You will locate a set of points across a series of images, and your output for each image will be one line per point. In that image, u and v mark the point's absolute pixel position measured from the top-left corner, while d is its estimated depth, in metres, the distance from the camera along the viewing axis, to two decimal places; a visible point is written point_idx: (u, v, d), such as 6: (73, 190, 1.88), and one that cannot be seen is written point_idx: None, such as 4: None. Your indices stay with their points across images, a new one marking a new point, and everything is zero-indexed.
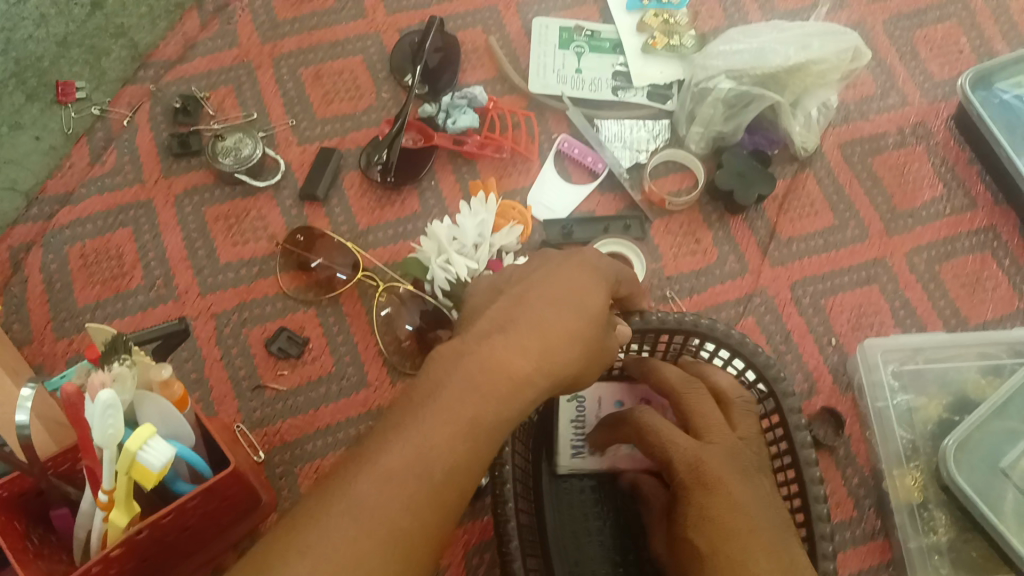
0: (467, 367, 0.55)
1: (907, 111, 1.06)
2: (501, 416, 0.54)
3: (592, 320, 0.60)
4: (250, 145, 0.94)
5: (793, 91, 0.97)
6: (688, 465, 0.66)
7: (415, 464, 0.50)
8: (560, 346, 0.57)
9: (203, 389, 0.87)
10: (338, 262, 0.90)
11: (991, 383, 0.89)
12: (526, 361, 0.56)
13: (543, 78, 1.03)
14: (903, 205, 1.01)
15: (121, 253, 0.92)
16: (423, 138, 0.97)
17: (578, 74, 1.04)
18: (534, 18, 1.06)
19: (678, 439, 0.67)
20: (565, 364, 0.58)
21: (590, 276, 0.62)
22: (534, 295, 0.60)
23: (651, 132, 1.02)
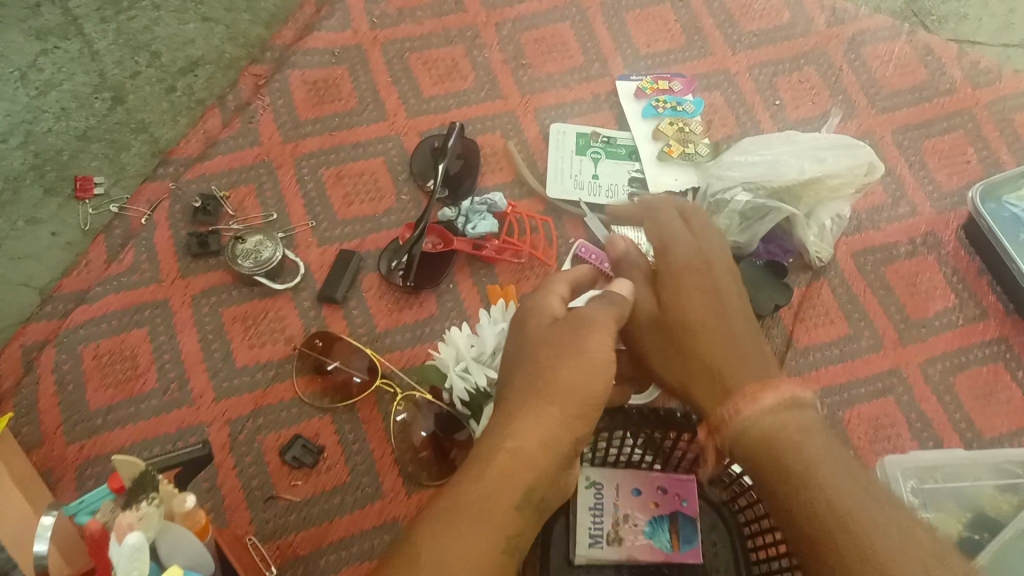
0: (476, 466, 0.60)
1: (917, 221, 1.08)
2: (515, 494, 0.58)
3: (559, 377, 0.65)
4: (270, 248, 0.94)
5: (807, 202, 0.99)
6: (690, 259, 0.77)
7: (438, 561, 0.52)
8: (547, 411, 0.64)
9: (215, 498, 0.86)
10: (355, 365, 0.90)
11: (1010, 501, 0.88)
12: (526, 440, 0.62)
13: (561, 184, 1.04)
14: (915, 315, 1.03)
15: (135, 354, 0.91)
16: (443, 242, 0.96)
17: (594, 180, 1.05)
18: (551, 124, 1.08)
19: (684, 240, 0.79)
20: (544, 436, 0.62)
21: (550, 332, 0.69)
22: (519, 376, 0.67)
23: None
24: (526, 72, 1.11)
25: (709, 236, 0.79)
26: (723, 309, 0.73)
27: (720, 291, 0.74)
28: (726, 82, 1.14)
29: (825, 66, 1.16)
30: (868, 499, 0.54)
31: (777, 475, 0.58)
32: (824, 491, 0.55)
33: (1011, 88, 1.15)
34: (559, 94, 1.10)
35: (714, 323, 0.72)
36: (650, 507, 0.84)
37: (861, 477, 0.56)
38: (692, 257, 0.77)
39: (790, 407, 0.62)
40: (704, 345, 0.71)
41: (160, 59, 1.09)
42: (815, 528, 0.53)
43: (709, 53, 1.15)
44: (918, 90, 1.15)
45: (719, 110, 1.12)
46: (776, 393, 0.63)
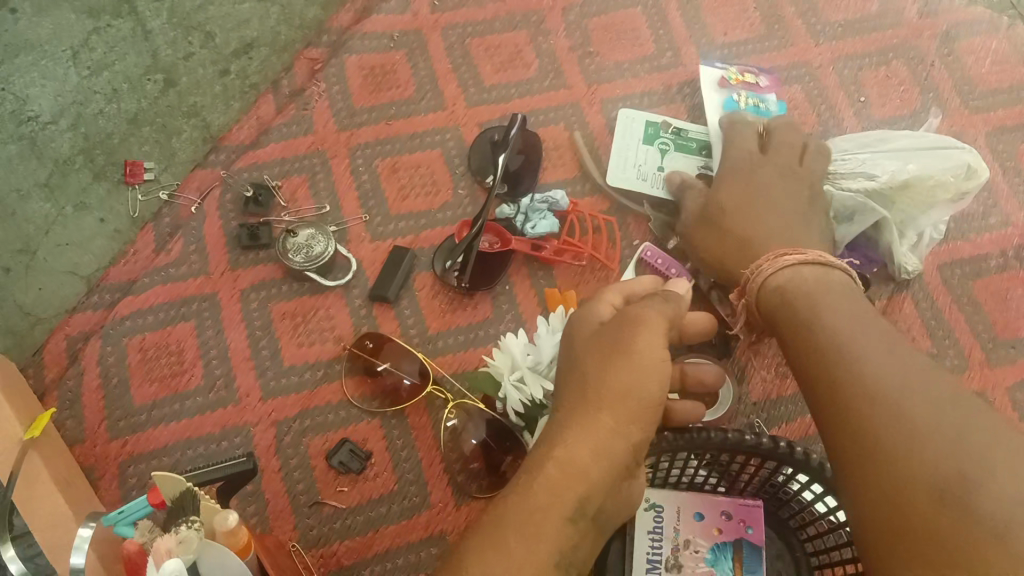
0: (527, 478, 0.58)
1: (1011, 232, 1.00)
2: (566, 507, 0.56)
3: (603, 380, 0.61)
4: (322, 242, 0.90)
5: (900, 209, 0.92)
6: (739, 172, 0.91)
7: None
8: (599, 418, 0.60)
9: (259, 503, 0.83)
10: (406, 368, 0.86)
11: None
12: (579, 450, 0.59)
13: (624, 173, 0.98)
14: (1006, 334, 0.96)
15: (181, 349, 0.88)
16: (500, 242, 0.91)
17: (660, 171, 0.98)
18: (618, 111, 1.02)
19: (743, 155, 0.92)
20: (589, 443, 0.59)
21: (601, 335, 0.65)
22: (571, 385, 0.64)
23: None
24: (593, 61, 1.05)
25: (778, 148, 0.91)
26: (773, 206, 0.87)
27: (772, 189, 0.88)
28: (807, 75, 1.07)
29: (915, 60, 1.08)
30: (904, 369, 0.57)
31: (812, 354, 0.65)
32: (843, 350, 0.62)
33: None
34: (628, 86, 1.04)
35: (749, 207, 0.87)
36: (714, 534, 0.78)
37: (903, 354, 0.60)
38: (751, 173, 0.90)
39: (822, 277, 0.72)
40: (756, 227, 0.85)
41: (214, 41, 1.05)
42: (845, 400, 0.58)
43: (790, 44, 1.08)
44: (1017, 89, 1.07)
45: (799, 106, 1.05)
46: (799, 259, 0.74)
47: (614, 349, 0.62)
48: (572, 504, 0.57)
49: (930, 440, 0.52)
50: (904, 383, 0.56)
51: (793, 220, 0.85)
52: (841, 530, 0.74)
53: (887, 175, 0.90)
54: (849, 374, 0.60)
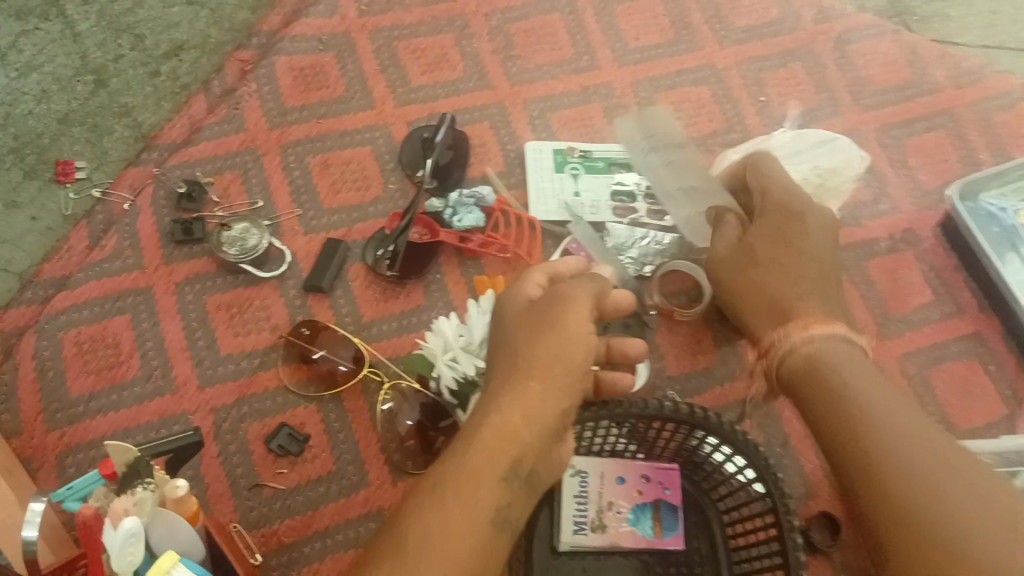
0: (461, 447, 0.62)
1: (896, 217, 1.11)
2: (500, 472, 0.60)
3: (534, 355, 0.66)
4: (255, 235, 0.93)
5: None
6: (783, 222, 0.91)
7: (427, 541, 0.55)
8: (530, 389, 0.64)
9: (199, 486, 0.85)
10: (341, 355, 0.89)
11: None
12: (512, 421, 0.63)
13: (545, 205, 1.03)
14: (895, 309, 1.07)
15: (117, 341, 0.90)
16: (430, 233, 0.96)
17: (577, 197, 1.04)
18: (527, 143, 1.06)
19: (783, 201, 0.92)
20: (524, 410, 0.63)
21: (530, 314, 0.70)
22: (500, 362, 0.68)
23: (660, 243, 1.03)
24: (515, 63, 1.11)
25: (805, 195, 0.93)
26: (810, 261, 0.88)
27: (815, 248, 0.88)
28: (713, 77, 1.14)
29: (812, 63, 1.17)
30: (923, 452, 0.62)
31: (823, 402, 0.71)
32: (872, 427, 0.66)
33: (994, 88, 1.17)
34: (548, 86, 1.10)
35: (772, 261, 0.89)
36: (635, 495, 0.85)
37: (922, 428, 0.65)
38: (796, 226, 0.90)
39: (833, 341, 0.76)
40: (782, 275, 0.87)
41: (144, 42, 1.07)
42: (872, 471, 0.63)
43: (698, 48, 1.16)
44: (903, 89, 1.16)
45: (707, 104, 1.13)
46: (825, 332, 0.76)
47: (541, 329, 0.68)
48: (505, 466, 0.61)
49: (950, 527, 0.56)
50: (916, 457, 0.62)
51: (816, 287, 0.85)
52: (749, 488, 0.81)
53: (801, 179, 1.01)
54: (872, 439, 0.65)
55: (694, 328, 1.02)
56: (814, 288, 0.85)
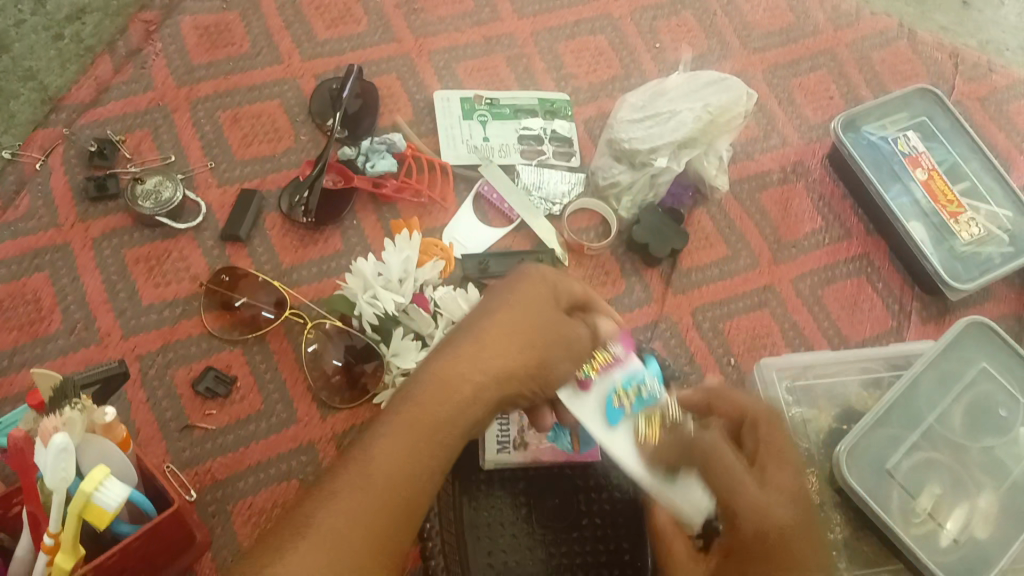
0: (414, 383, 0.62)
1: (787, 150, 1.18)
2: (449, 415, 0.60)
3: (527, 341, 0.65)
4: (170, 187, 0.95)
5: (706, 144, 1.07)
6: (763, 520, 0.60)
7: (365, 471, 0.56)
8: (498, 344, 0.64)
9: (129, 431, 0.87)
10: (262, 300, 0.93)
11: (872, 395, 1.00)
12: (467, 366, 0.63)
13: (455, 150, 1.07)
14: (787, 236, 1.13)
15: (37, 297, 0.91)
16: (343, 179, 0.99)
17: (486, 141, 1.08)
18: (435, 92, 1.10)
19: (747, 484, 0.62)
20: (501, 370, 0.63)
21: (529, 286, 0.68)
22: (476, 312, 0.67)
23: (568, 183, 1.09)
24: (418, 16, 1.14)
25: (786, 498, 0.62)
26: (808, 543, 0.61)
27: (813, 542, 0.62)
28: (610, 26, 1.20)
29: (701, 11, 1.23)
30: None
31: None
32: None
33: (869, 28, 1.26)
34: (452, 38, 1.14)
35: None
36: None
37: None
38: (765, 495, 0.62)
39: None
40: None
41: (46, 7, 1.07)
42: None
43: None
44: (786, 32, 1.24)
45: (604, 52, 1.18)
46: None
47: (532, 304, 0.67)
48: (463, 434, 0.61)
49: None
50: None
51: None
52: None
53: (694, 118, 1.04)
54: None
55: (604, 262, 1.06)
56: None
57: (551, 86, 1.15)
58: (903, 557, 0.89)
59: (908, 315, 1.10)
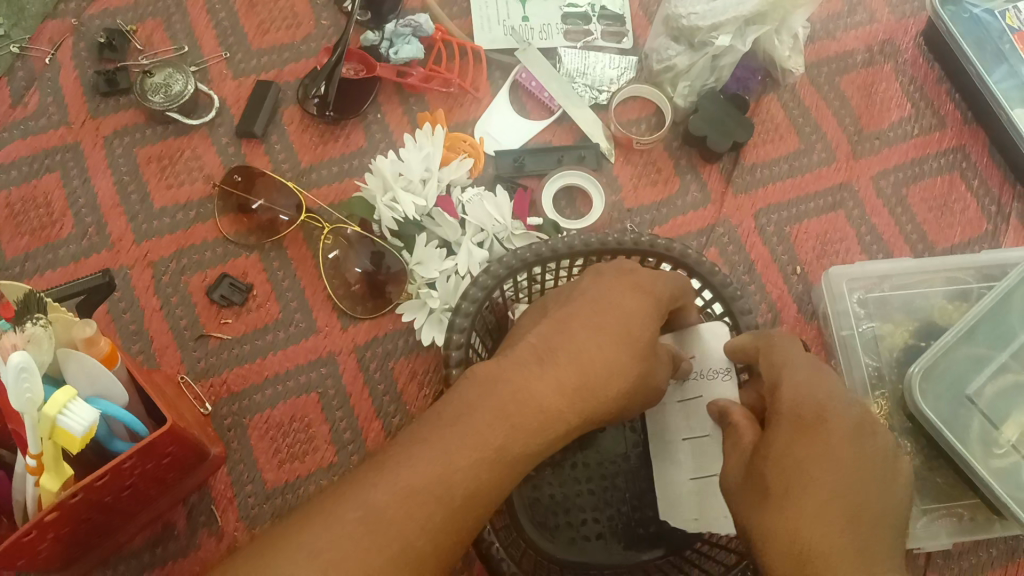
0: (498, 389, 0.54)
1: (875, 27, 1.02)
2: (527, 449, 0.54)
3: (635, 360, 0.58)
4: (181, 81, 0.88)
5: (776, 19, 0.90)
6: (802, 400, 0.57)
7: (438, 484, 0.50)
8: (597, 380, 0.56)
9: (143, 340, 0.83)
10: (280, 203, 0.86)
11: (958, 308, 0.88)
12: (561, 399, 0.55)
13: (490, 33, 0.96)
14: (870, 126, 0.99)
15: (48, 200, 0.87)
16: (365, 68, 0.91)
17: (525, 22, 0.97)
18: None
19: (801, 374, 0.59)
20: (603, 402, 0.57)
21: (644, 310, 0.61)
22: (578, 319, 0.59)
23: (617, 69, 0.97)
24: None
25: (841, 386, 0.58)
26: (852, 442, 0.55)
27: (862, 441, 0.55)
28: None
29: None
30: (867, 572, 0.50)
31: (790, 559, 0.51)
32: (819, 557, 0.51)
33: None
34: None
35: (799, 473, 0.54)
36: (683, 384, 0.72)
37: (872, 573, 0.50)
38: (816, 386, 0.58)
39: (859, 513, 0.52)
40: (812, 503, 0.53)
41: None
42: None
43: None
44: None
45: None
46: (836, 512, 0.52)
47: (645, 344, 0.59)
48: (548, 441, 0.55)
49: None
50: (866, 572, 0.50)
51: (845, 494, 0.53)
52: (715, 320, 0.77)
53: None
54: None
55: (654, 157, 0.95)
56: (845, 492, 0.53)
57: None
58: (979, 491, 0.80)
59: (1006, 218, 0.96)
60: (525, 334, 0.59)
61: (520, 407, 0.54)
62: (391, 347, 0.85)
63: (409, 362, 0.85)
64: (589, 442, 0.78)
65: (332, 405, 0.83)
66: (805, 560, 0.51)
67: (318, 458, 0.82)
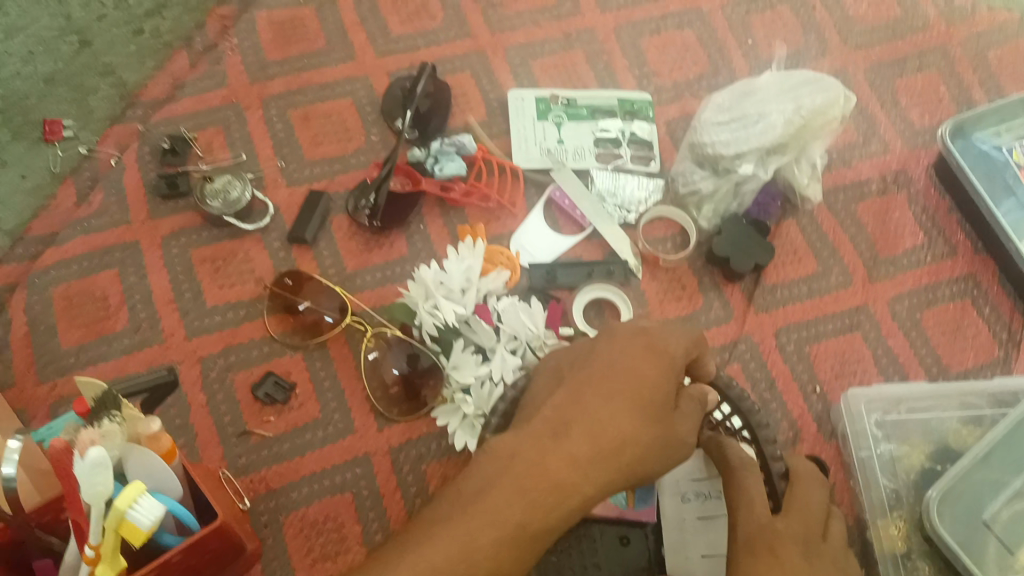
0: (519, 465, 0.61)
1: (888, 158, 1.08)
2: (546, 522, 0.59)
3: (648, 424, 0.65)
4: (239, 188, 0.94)
5: (797, 148, 0.98)
6: (758, 532, 0.62)
7: (458, 563, 0.55)
8: (609, 447, 0.63)
9: (187, 435, 0.87)
10: (325, 305, 0.90)
11: (972, 433, 0.91)
12: (575, 469, 0.61)
13: (526, 152, 1.03)
14: (884, 251, 1.04)
15: (105, 295, 0.92)
16: (411, 182, 0.96)
17: (560, 144, 1.04)
18: (509, 91, 1.06)
19: (756, 511, 0.64)
20: (616, 471, 0.63)
21: (656, 376, 0.67)
22: (590, 392, 0.66)
23: (645, 190, 1.02)
24: (496, 11, 1.10)
25: (801, 522, 0.64)
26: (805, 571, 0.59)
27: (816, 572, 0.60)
28: (698, 20, 1.12)
29: (799, 4, 1.14)
30: None
31: None
32: None
33: (986, 24, 1.14)
34: (529, 33, 1.09)
35: None
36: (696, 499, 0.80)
37: None
38: (769, 524, 0.63)
39: None
40: None
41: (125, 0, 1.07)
42: None
43: None
44: (891, 27, 1.13)
45: (691, 48, 1.11)
46: None
47: (657, 409, 0.66)
48: (566, 512, 0.60)
49: None
50: None
51: None
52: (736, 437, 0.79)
53: (785, 121, 0.95)
54: None
55: (680, 274, 1.00)
56: None
57: (632, 84, 1.09)
58: None
59: (1017, 345, 1.00)
60: (545, 406, 0.66)
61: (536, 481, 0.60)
62: (424, 450, 0.88)
63: (441, 465, 0.88)
64: (614, 556, 0.82)
65: (365, 505, 0.86)
66: None
67: (349, 558, 0.83)
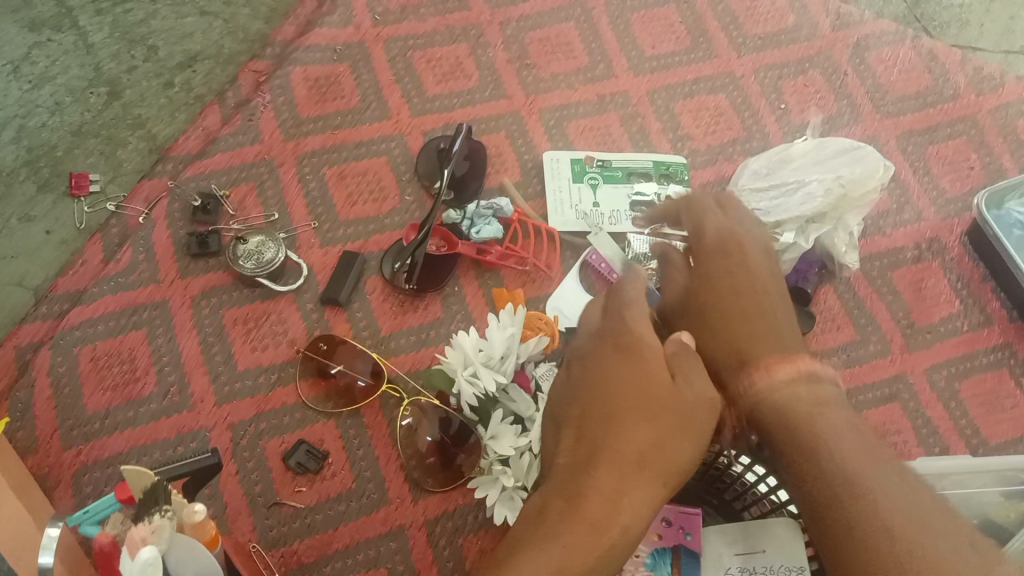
0: (551, 516, 0.54)
1: (922, 226, 1.07)
2: (591, 564, 0.52)
3: (662, 424, 0.59)
4: (273, 248, 0.91)
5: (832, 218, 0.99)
6: (712, 257, 0.75)
7: None
8: (634, 464, 0.57)
9: (217, 505, 0.84)
10: (359, 368, 0.88)
11: (1015, 507, 0.89)
12: (603, 500, 0.55)
13: (563, 216, 1.01)
14: (920, 320, 1.03)
15: (133, 356, 0.89)
16: (447, 245, 0.94)
17: (595, 207, 1.03)
18: (545, 153, 1.05)
19: (708, 253, 0.76)
20: (649, 488, 0.56)
21: (646, 367, 0.63)
22: (592, 421, 0.60)
23: None
24: (530, 72, 1.09)
25: (746, 247, 0.75)
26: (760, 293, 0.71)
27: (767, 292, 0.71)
28: (731, 84, 1.12)
29: (830, 70, 1.14)
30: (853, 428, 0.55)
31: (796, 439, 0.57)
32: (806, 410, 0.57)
33: (1015, 94, 1.14)
34: (564, 95, 1.09)
35: (738, 316, 0.70)
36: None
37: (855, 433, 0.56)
38: (707, 262, 0.75)
39: (805, 382, 0.60)
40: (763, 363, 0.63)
41: (157, 54, 1.06)
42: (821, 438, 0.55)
43: (714, 55, 1.14)
44: (922, 95, 1.13)
45: (724, 112, 1.11)
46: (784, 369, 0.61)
47: (662, 401, 0.60)
48: (612, 538, 0.54)
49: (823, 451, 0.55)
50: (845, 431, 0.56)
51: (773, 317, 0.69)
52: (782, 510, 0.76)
53: (823, 191, 0.98)
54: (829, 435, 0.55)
55: None
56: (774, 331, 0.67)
57: (666, 147, 1.08)
58: None
59: None
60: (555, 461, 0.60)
61: (570, 526, 0.53)
62: (460, 523, 0.85)
63: (478, 538, 0.85)
64: None
65: None
66: (796, 419, 0.57)
67: None
